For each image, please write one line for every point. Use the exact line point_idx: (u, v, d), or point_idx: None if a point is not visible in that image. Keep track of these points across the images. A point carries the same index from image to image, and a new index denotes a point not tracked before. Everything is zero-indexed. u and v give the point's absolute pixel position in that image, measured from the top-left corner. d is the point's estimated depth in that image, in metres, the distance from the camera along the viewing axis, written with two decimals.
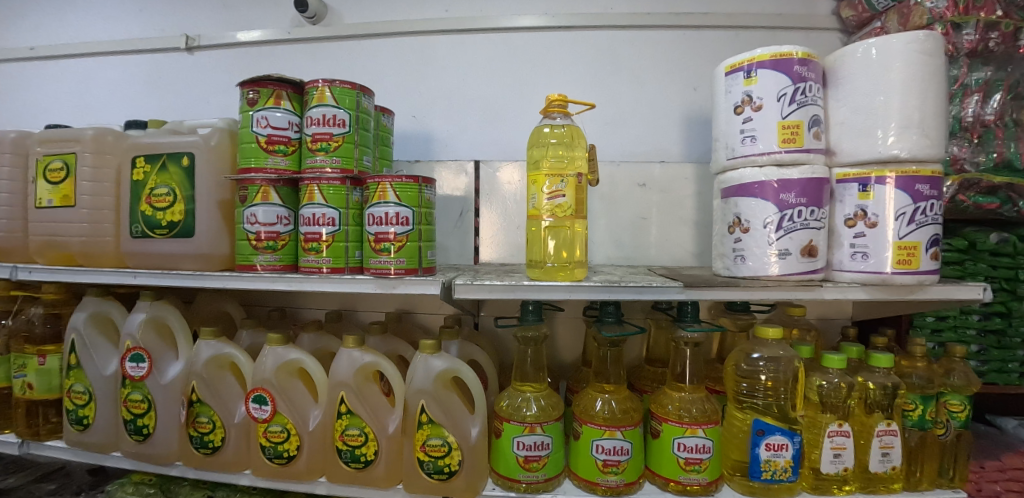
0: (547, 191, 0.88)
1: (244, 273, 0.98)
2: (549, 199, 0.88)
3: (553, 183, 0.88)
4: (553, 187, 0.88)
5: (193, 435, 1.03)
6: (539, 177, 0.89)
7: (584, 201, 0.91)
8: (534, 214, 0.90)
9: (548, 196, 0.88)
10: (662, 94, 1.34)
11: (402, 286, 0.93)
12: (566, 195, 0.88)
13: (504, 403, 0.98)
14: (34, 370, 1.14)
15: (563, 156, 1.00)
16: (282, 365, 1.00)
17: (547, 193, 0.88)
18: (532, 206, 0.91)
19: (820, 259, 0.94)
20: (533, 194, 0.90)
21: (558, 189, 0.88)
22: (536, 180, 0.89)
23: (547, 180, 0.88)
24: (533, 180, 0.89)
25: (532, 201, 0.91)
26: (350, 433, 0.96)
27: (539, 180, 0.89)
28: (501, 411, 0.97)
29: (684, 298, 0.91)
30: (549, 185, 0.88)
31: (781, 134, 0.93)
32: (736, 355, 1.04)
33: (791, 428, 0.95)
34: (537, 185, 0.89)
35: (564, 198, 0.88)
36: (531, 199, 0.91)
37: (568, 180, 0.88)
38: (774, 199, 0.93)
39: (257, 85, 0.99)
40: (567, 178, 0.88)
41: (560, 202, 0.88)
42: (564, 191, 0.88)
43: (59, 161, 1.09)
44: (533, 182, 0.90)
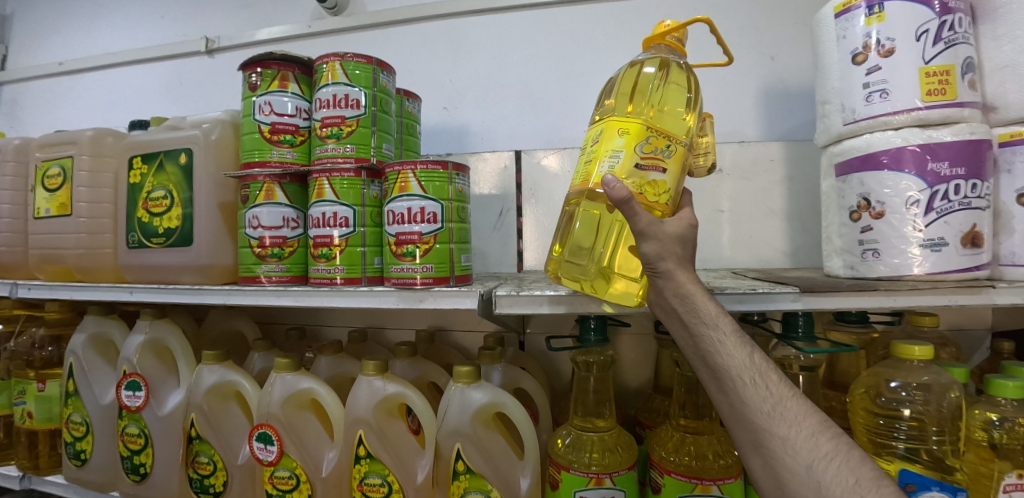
0: (642, 154, 0.59)
1: (246, 286, 0.83)
2: (642, 167, 0.59)
3: (655, 146, 0.59)
4: (650, 153, 0.59)
5: (192, 477, 0.88)
6: (635, 129, 0.59)
7: (679, 185, 0.63)
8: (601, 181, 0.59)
9: (643, 161, 0.59)
10: (737, 63, 1.11)
11: (429, 299, 0.74)
12: (666, 169, 0.60)
13: (563, 447, 0.76)
14: (33, 397, 1.03)
15: (665, 107, 0.70)
16: (291, 397, 0.83)
17: (641, 156, 0.59)
18: (604, 169, 0.59)
19: (987, 250, 0.69)
20: (614, 149, 0.59)
21: (659, 156, 0.60)
22: (628, 131, 0.60)
23: (647, 138, 0.59)
24: (626, 130, 0.60)
25: (606, 160, 0.59)
26: (370, 483, 0.77)
27: (636, 134, 0.59)
28: (558, 456, 0.76)
29: (800, 308, 0.69)
30: (648, 147, 0.59)
31: (924, 85, 0.70)
32: (867, 380, 0.79)
33: (954, 483, 0.69)
34: (629, 140, 0.59)
35: (662, 173, 0.60)
36: (605, 159, 0.60)
37: (676, 148, 0.61)
38: (918, 171, 0.69)
39: (259, 65, 0.85)
40: (675, 145, 0.61)
41: (656, 178, 0.59)
42: (667, 162, 0.60)
43: (56, 167, 0.99)
44: (619, 131, 0.60)
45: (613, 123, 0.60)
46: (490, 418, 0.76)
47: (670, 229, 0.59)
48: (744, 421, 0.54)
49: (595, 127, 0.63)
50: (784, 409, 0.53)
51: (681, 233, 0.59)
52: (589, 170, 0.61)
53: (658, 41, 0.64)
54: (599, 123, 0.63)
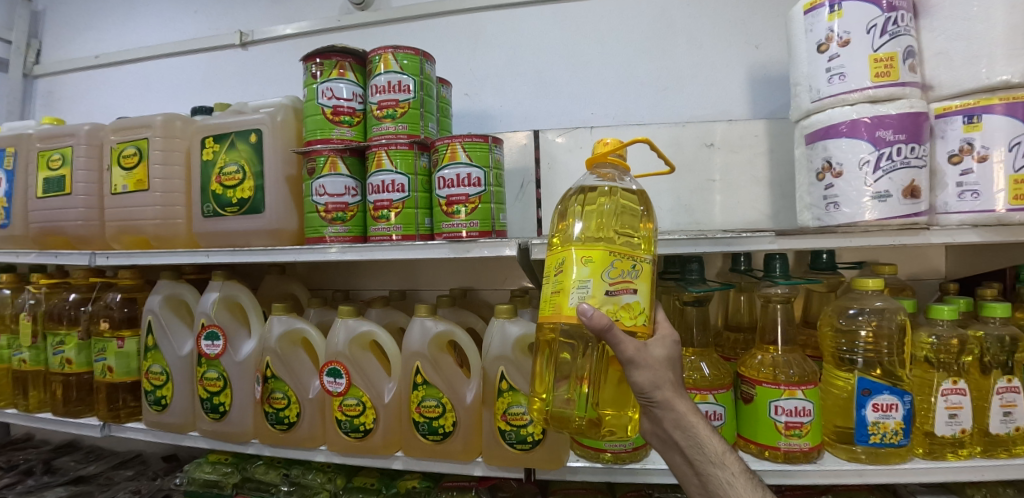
0: (610, 280, 0.66)
1: (314, 245, 0.98)
2: (613, 292, 0.66)
3: (620, 270, 0.67)
4: (616, 276, 0.66)
5: (268, 411, 1.02)
6: (598, 258, 0.66)
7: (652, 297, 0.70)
8: (573, 313, 0.66)
9: (613, 287, 0.66)
10: (724, 53, 1.28)
11: (476, 249, 0.90)
12: (637, 290, 0.67)
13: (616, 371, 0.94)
14: (113, 353, 1.16)
15: (624, 225, 0.80)
16: (354, 338, 0.98)
17: (610, 283, 0.66)
18: (573, 302, 0.66)
19: (924, 200, 0.87)
20: (581, 277, 0.66)
21: (627, 278, 0.67)
22: (591, 259, 0.66)
23: (610, 266, 0.66)
24: (593, 260, 0.66)
25: (576, 295, 0.66)
26: (427, 404, 0.93)
27: (599, 263, 0.66)
28: None
29: (776, 248, 0.89)
30: (614, 272, 0.66)
31: (873, 68, 0.87)
32: (830, 313, 0.98)
33: (899, 386, 0.87)
34: (596, 269, 0.66)
35: (633, 293, 0.67)
36: (574, 292, 0.66)
37: (641, 268, 0.68)
38: (869, 137, 0.86)
39: (321, 56, 0.99)
40: (640, 263, 0.68)
41: (629, 300, 0.66)
42: (635, 284, 0.67)
43: (132, 147, 1.12)
44: (583, 259, 0.66)
45: (574, 253, 0.67)
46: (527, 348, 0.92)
47: (655, 352, 0.70)
48: None
49: (558, 255, 0.70)
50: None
51: (666, 357, 0.70)
52: (559, 302, 0.67)
53: (603, 158, 0.75)
54: (560, 251, 0.70)
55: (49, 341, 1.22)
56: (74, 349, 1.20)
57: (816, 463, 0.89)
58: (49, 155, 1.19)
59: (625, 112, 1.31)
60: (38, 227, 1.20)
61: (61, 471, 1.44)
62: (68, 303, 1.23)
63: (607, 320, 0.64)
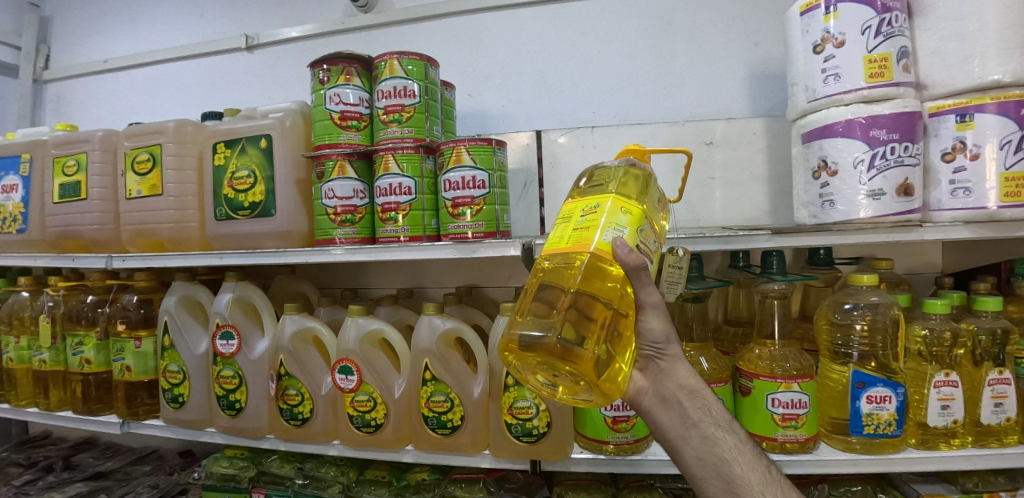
0: (640, 239, 0.64)
1: (324, 246, 1.01)
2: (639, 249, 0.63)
3: (647, 235, 0.65)
4: (645, 239, 0.64)
5: (283, 407, 1.06)
6: (636, 213, 0.64)
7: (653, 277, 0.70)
8: (605, 249, 0.60)
9: (640, 244, 0.63)
10: (724, 51, 1.30)
11: (481, 249, 0.93)
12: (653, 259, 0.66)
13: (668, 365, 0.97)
14: (131, 353, 1.19)
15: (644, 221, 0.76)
16: (365, 336, 1.02)
17: (642, 237, 0.63)
18: (608, 239, 0.61)
19: (917, 198, 0.89)
20: (618, 223, 0.62)
21: (649, 245, 0.65)
22: (630, 212, 0.63)
23: (643, 226, 0.64)
24: (632, 211, 0.63)
25: (613, 232, 0.61)
26: (436, 399, 0.97)
27: (636, 219, 0.63)
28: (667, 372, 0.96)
29: (773, 246, 0.92)
30: (644, 233, 0.64)
31: (868, 69, 0.88)
32: (826, 308, 1.00)
33: (893, 379, 0.90)
34: (633, 219, 0.63)
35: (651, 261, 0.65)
36: (608, 229, 0.61)
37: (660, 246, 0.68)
38: (864, 137, 0.89)
39: (327, 63, 1.02)
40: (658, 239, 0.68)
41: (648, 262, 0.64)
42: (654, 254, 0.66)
43: (145, 153, 1.15)
44: (622, 210, 0.63)
45: (615, 200, 0.63)
46: None
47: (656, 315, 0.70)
48: (732, 488, 0.65)
49: (591, 199, 0.65)
50: (777, 489, 0.65)
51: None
52: (588, 235, 0.61)
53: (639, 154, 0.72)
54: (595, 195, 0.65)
55: (69, 342, 1.26)
56: (93, 349, 1.24)
57: (812, 453, 0.92)
58: (65, 161, 1.23)
59: (627, 111, 1.33)
60: (55, 231, 1.24)
61: (81, 467, 1.49)
62: (86, 305, 1.27)
63: (642, 261, 0.61)
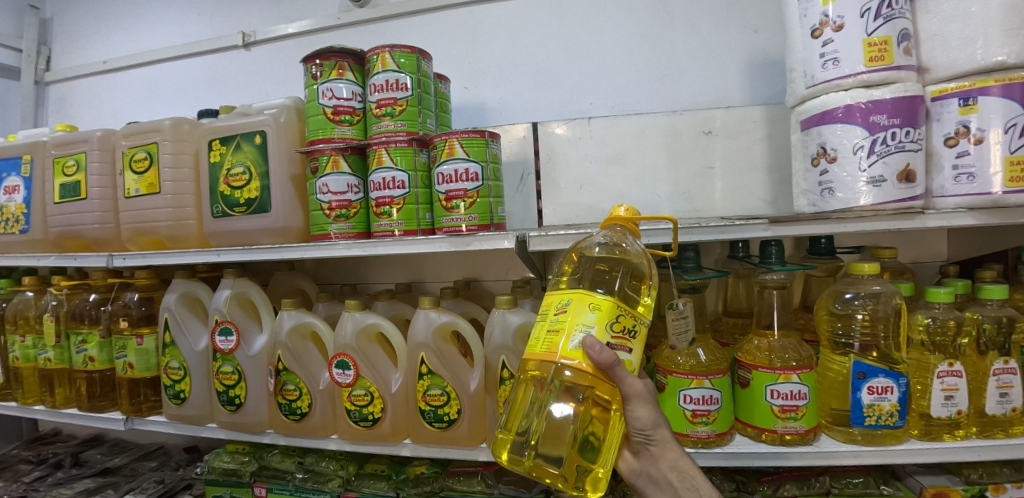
0: (613, 332, 0.62)
1: (320, 242, 1.01)
2: (614, 345, 0.62)
3: (624, 325, 0.63)
4: (620, 330, 0.63)
5: (282, 402, 1.06)
6: (607, 307, 0.62)
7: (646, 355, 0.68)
8: (574, 355, 0.61)
9: (614, 340, 0.62)
10: (723, 39, 1.27)
11: (475, 242, 0.92)
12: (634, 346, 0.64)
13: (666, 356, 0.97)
14: (133, 350, 1.20)
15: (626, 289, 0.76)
16: (361, 330, 1.02)
17: (614, 331, 0.62)
18: (575, 344, 0.61)
19: (920, 184, 0.87)
20: (585, 324, 0.62)
21: (628, 335, 0.64)
22: (600, 307, 0.62)
23: (616, 319, 0.62)
24: (599, 305, 0.62)
25: (580, 334, 0.61)
26: (432, 393, 0.97)
27: (607, 313, 0.62)
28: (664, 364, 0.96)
29: (770, 235, 0.91)
30: (618, 326, 0.62)
31: (867, 52, 0.86)
32: (827, 298, 0.99)
33: (895, 369, 0.89)
34: (602, 313, 0.62)
35: (630, 352, 0.64)
36: (576, 332, 0.62)
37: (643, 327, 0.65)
38: (864, 122, 0.87)
39: (320, 57, 1.01)
40: (642, 324, 0.65)
41: (626, 357, 0.63)
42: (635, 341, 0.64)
43: (143, 152, 1.15)
44: (591, 306, 0.62)
45: (583, 296, 0.63)
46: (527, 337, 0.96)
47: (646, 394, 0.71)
48: None
49: (563, 294, 0.65)
50: None
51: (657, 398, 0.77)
52: (556, 341, 0.62)
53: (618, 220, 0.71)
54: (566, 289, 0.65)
55: (72, 340, 1.27)
56: (96, 347, 1.25)
57: (813, 445, 0.91)
58: (65, 162, 1.24)
59: (625, 102, 1.31)
60: (57, 231, 1.25)
61: (89, 464, 1.51)
62: (89, 303, 1.28)
63: (613, 358, 0.61)
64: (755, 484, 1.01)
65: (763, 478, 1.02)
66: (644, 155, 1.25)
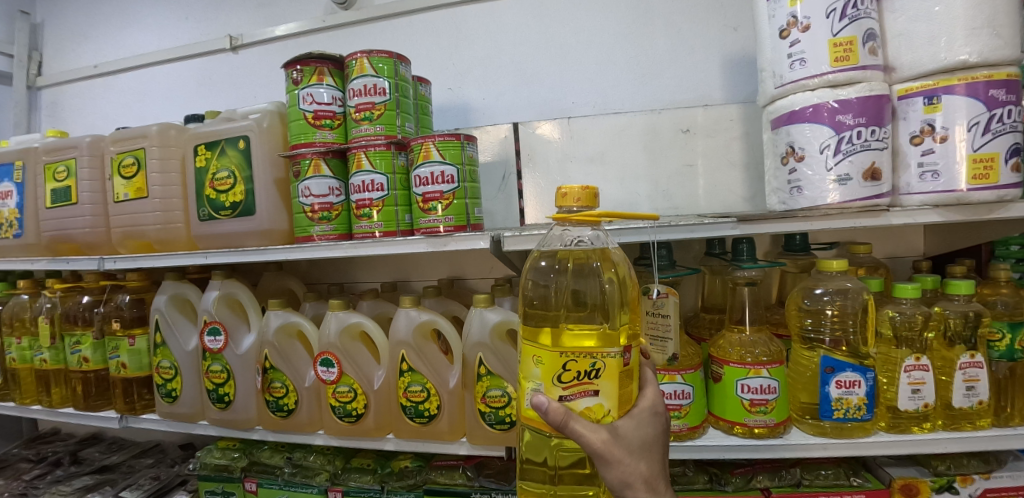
0: (564, 383, 0.58)
1: (303, 243, 1.03)
2: (569, 396, 0.59)
3: (575, 372, 0.58)
4: (572, 376, 0.58)
5: (269, 400, 1.09)
6: (551, 357, 0.59)
7: (628, 390, 0.61)
8: (531, 415, 0.60)
9: (568, 391, 0.58)
10: (702, 37, 1.29)
11: (452, 243, 0.95)
12: (599, 388, 0.59)
13: None
14: (126, 351, 1.23)
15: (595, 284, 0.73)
16: (345, 329, 1.04)
17: (565, 384, 0.58)
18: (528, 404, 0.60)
19: (885, 182, 0.89)
20: (532, 380, 0.60)
21: (586, 380, 0.58)
22: (544, 360, 0.59)
23: (562, 369, 0.58)
24: (540, 358, 0.59)
25: (530, 392, 0.60)
26: (413, 389, 1.00)
27: (550, 365, 0.58)
28: None
29: (739, 233, 0.93)
30: (566, 376, 0.58)
31: (833, 53, 0.88)
32: (797, 293, 1.01)
33: (863, 364, 0.91)
34: (546, 367, 0.59)
35: (594, 395, 0.59)
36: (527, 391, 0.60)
37: (604, 365, 0.58)
38: (830, 121, 0.88)
39: (300, 63, 1.03)
40: (602, 360, 0.58)
41: (589, 403, 0.59)
42: (596, 383, 0.58)
43: (131, 157, 1.18)
44: (535, 359, 0.59)
45: (528, 348, 0.60)
46: (505, 334, 0.98)
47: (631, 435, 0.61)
48: None
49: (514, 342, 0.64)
50: None
51: (647, 439, 0.63)
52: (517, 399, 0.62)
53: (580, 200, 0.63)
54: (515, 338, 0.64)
55: (67, 342, 1.30)
56: (90, 348, 1.28)
57: (782, 438, 0.93)
58: (56, 168, 1.26)
59: (605, 101, 1.33)
60: (49, 235, 1.28)
61: (87, 462, 1.55)
62: (83, 305, 1.31)
63: (563, 414, 0.57)
64: (728, 476, 1.03)
65: (736, 470, 1.04)
66: (623, 154, 1.27)
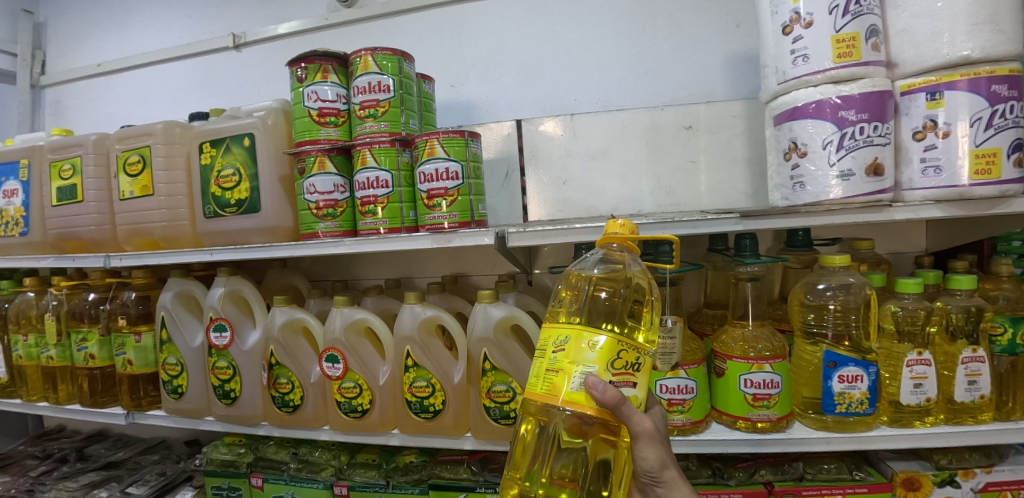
0: (613, 370, 0.59)
1: (308, 240, 1.04)
2: (616, 384, 0.59)
3: (626, 361, 0.59)
4: (623, 364, 0.59)
5: (275, 395, 1.10)
6: (607, 343, 0.58)
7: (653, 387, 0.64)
8: (577, 398, 0.58)
9: (615, 378, 0.59)
10: (704, 34, 1.29)
11: (457, 239, 0.95)
12: (638, 382, 0.60)
13: None
14: (132, 347, 1.24)
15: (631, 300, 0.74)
16: (350, 325, 1.05)
17: (613, 370, 0.59)
18: (575, 386, 0.58)
19: (888, 177, 0.89)
20: (584, 364, 0.58)
21: (631, 370, 0.60)
22: (600, 343, 0.58)
23: (616, 356, 0.58)
24: (596, 343, 0.58)
25: (580, 374, 0.58)
26: (418, 385, 1.00)
27: (607, 351, 0.58)
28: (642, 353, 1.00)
29: (742, 229, 0.94)
30: (619, 363, 0.59)
31: (835, 49, 0.88)
32: (800, 288, 1.02)
33: (866, 359, 0.91)
34: (601, 351, 0.58)
35: (634, 387, 0.60)
36: (575, 373, 0.58)
37: (646, 360, 0.61)
38: (833, 117, 0.89)
39: (304, 61, 1.04)
40: (645, 355, 0.61)
41: (630, 393, 0.60)
42: (639, 374, 0.60)
43: (136, 155, 1.18)
44: (590, 343, 0.59)
45: (582, 333, 0.60)
46: (509, 329, 0.99)
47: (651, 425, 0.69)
48: None
49: (561, 328, 0.62)
50: None
51: (662, 426, 0.73)
52: (557, 383, 0.59)
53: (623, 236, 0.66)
54: (560, 325, 0.62)
55: (73, 338, 1.31)
56: (96, 345, 1.29)
57: (785, 432, 0.94)
58: (61, 166, 1.27)
59: (608, 98, 1.33)
60: (55, 233, 1.29)
61: (93, 458, 1.56)
62: (88, 303, 1.32)
63: (619, 397, 0.57)
64: (731, 470, 1.04)
65: (738, 465, 1.05)
66: (626, 151, 1.27)
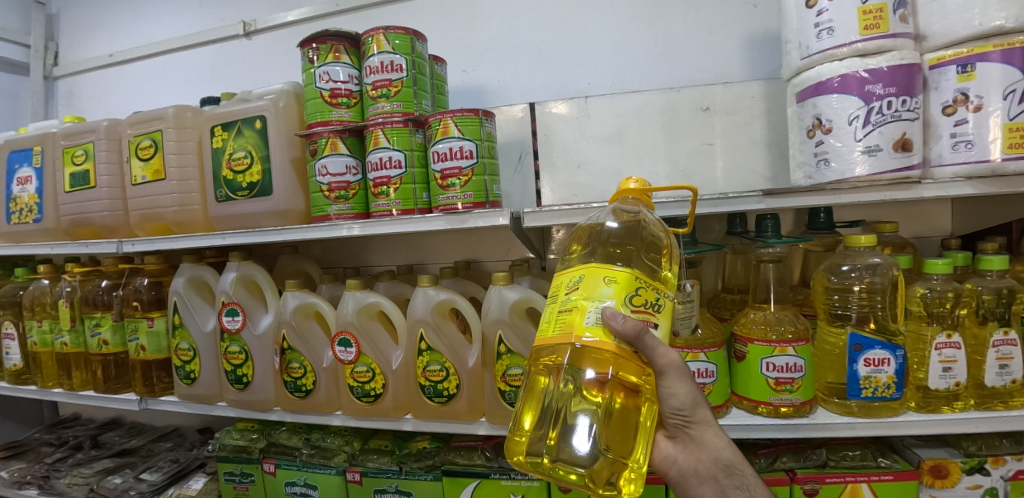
0: (632, 306, 0.57)
1: (320, 223, 1.02)
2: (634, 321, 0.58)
3: (645, 299, 0.58)
4: (643, 302, 0.58)
5: (288, 380, 1.09)
6: (624, 279, 0.58)
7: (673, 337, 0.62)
8: (594, 332, 0.56)
9: (633, 314, 0.57)
10: (721, 14, 1.26)
11: (471, 220, 0.94)
12: (658, 324, 0.59)
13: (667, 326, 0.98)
14: (145, 333, 1.23)
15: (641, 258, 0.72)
16: (363, 308, 1.04)
17: (633, 305, 0.57)
18: (591, 320, 0.56)
19: (916, 153, 0.86)
20: (600, 299, 0.57)
21: (650, 310, 0.58)
22: (616, 279, 0.58)
23: (636, 291, 0.57)
24: (615, 279, 0.58)
25: (596, 308, 0.57)
26: (432, 369, 0.99)
27: (624, 285, 0.57)
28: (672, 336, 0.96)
29: (765, 208, 0.93)
30: (638, 299, 0.57)
31: (862, 21, 0.85)
32: (822, 271, 0.99)
33: (892, 341, 0.89)
34: (618, 286, 0.57)
35: (655, 328, 0.58)
36: (591, 308, 0.57)
37: (666, 303, 0.60)
38: (860, 92, 0.86)
39: (316, 41, 1.02)
40: (665, 297, 0.60)
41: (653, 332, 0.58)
42: (658, 317, 0.59)
43: (148, 140, 1.18)
44: (606, 279, 0.58)
45: (597, 270, 0.59)
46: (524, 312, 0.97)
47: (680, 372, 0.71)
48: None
49: (574, 271, 0.61)
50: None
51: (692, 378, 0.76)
52: (570, 321, 0.58)
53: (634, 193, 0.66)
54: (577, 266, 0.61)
55: (87, 324, 1.31)
56: (109, 330, 1.29)
57: (808, 417, 0.91)
58: (73, 152, 1.27)
59: (622, 81, 1.31)
60: (69, 219, 1.29)
61: (107, 445, 1.56)
62: (101, 289, 1.33)
63: (640, 326, 0.56)
64: (752, 457, 1.02)
65: (759, 452, 1.03)
66: (641, 134, 1.25)
